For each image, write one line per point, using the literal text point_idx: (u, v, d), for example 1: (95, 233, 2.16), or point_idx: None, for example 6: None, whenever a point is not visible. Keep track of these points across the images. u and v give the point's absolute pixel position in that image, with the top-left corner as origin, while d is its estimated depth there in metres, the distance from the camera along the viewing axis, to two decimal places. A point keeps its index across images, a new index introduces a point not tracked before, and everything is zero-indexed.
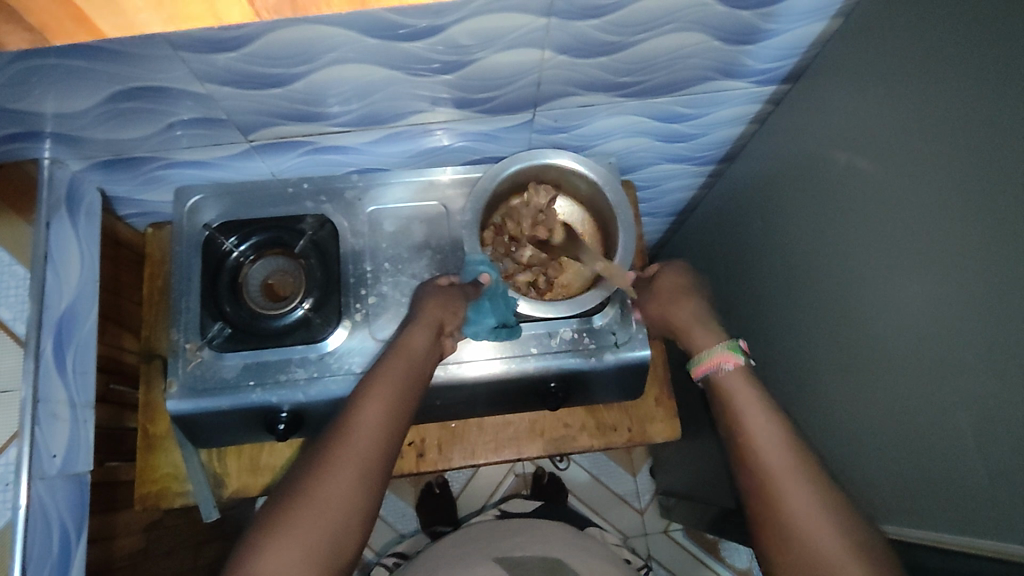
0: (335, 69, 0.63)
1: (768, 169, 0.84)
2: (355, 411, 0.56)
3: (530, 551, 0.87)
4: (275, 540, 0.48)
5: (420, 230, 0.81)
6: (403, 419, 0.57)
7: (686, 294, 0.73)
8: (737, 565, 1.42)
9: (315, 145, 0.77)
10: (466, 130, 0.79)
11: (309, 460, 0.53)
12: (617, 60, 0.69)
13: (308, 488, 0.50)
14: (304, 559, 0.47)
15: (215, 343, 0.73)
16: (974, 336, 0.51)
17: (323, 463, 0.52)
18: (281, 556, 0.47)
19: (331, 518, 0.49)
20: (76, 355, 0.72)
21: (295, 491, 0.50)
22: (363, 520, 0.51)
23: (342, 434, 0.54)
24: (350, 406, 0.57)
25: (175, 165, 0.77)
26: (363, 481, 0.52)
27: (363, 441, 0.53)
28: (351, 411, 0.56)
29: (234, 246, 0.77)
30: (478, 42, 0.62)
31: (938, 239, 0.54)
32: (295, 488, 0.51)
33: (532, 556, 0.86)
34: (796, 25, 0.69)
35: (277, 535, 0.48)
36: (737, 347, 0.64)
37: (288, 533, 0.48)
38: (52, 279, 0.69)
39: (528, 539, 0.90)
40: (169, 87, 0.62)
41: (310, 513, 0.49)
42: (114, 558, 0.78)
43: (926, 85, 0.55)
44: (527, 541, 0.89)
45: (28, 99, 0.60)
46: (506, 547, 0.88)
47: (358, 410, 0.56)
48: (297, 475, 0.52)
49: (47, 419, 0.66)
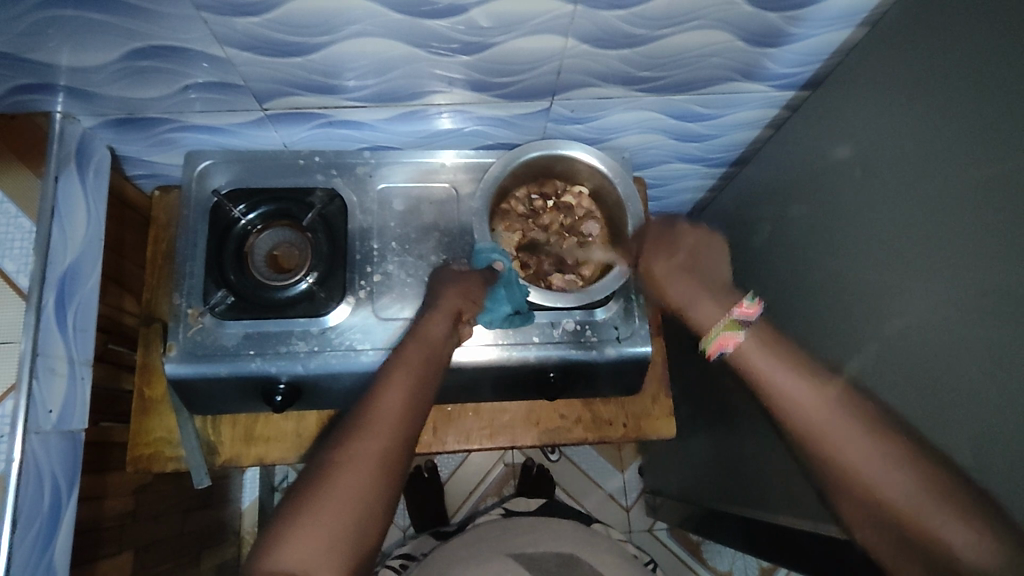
0: (355, 42, 0.62)
1: (781, 175, 0.84)
2: (376, 397, 0.55)
3: (543, 547, 0.88)
4: (297, 531, 0.48)
5: (429, 212, 0.81)
6: (422, 407, 0.56)
7: (686, 272, 0.68)
8: (718, 568, 1.43)
9: (329, 118, 0.77)
10: (481, 114, 0.79)
11: (331, 445, 0.53)
12: (639, 54, 0.69)
13: (329, 474, 0.50)
14: (326, 548, 0.47)
15: (217, 310, 0.73)
16: (978, 356, 0.51)
17: (343, 449, 0.52)
18: (304, 545, 0.47)
19: (352, 506, 0.49)
20: (77, 311, 0.72)
21: (316, 477, 0.50)
22: (382, 513, 0.50)
23: (363, 421, 0.53)
24: (371, 392, 0.56)
25: (188, 128, 0.76)
26: (384, 469, 0.51)
27: (383, 428, 0.53)
28: (371, 397, 0.56)
29: (242, 214, 0.76)
30: (501, 25, 0.62)
31: (951, 258, 0.54)
32: (313, 476, 0.51)
33: (547, 552, 0.87)
34: (820, 31, 0.69)
35: (298, 525, 0.48)
36: (734, 322, 0.63)
37: (310, 520, 0.48)
38: (57, 233, 0.69)
39: (534, 533, 0.90)
40: (186, 47, 0.61)
41: (331, 503, 0.49)
42: (104, 518, 0.78)
43: (949, 100, 0.55)
44: (536, 538, 0.89)
45: (43, 49, 0.60)
46: (517, 542, 0.88)
47: (377, 397, 0.55)
48: (318, 459, 0.52)
49: (44, 373, 0.66)
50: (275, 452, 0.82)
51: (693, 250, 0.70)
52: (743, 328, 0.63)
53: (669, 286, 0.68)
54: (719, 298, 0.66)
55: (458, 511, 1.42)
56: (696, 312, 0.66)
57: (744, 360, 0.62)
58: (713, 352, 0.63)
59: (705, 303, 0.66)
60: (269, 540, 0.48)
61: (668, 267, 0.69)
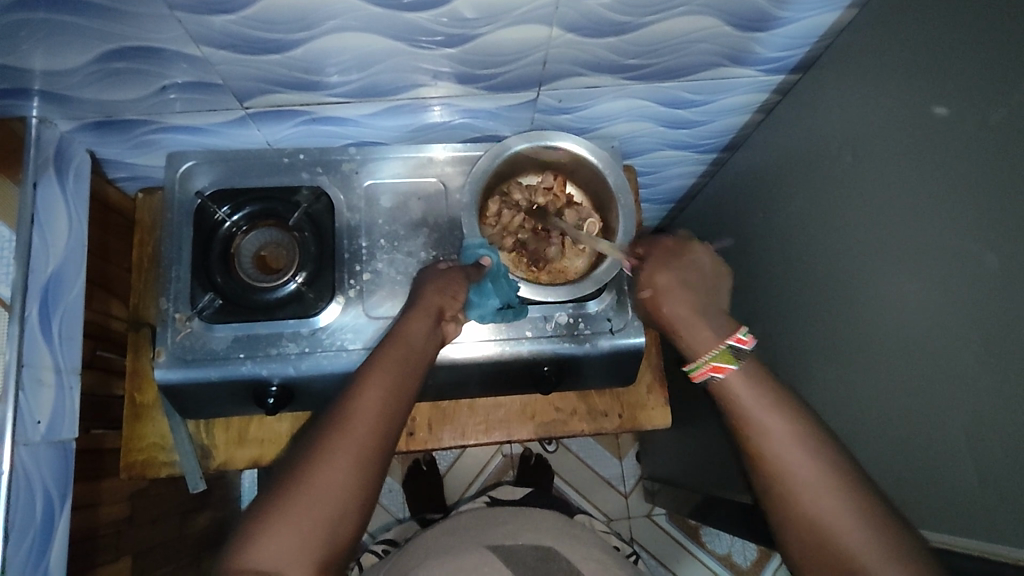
0: (336, 37, 0.61)
1: (772, 161, 0.84)
2: (354, 396, 0.54)
3: (521, 540, 0.85)
4: (270, 529, 0.47)
5: (418, 207, 0.80)
6: (403, 407, 0.55)
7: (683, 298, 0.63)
8: (718, 551, 1.44)
9: (312, 115, 0.75)
10: (466, 106, 0.78)
11: (307, 445, 0.52)
12: (626, 41, 0.68)
13: (305, 475, 0.49)
14: (300, 546, 0.47)
15: (205, 314, 0.71)
16: (974, 343, 0.50)
17: (319, 449, 0.51)
18: (277, 545, 0.47)
19: (327, 507, 0.49)
20: (63, 320, 0.71)
21: (290, 477, 0.50)
22: (358, 511, 0.50)
23: (340, 421, 0.52)
24: (350, 390, 0.55)
25: (168, 130, 0.74)
26: (359, 469, 0.50)
27: (361, 428, 0.52)
28: (349, 396, 0.54)
29: (227, 215, 0.75)
30: (484, 17, 0.60)
31: (946, 245, 0.53)
32: (288, 474, 0.50)
33: (521, 546, 0.84)
34: (809, 14, 0.67)
35: (272, 523, 0.47)
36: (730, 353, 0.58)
37: (284, 520, 0.48)
38: (38, 241, 0.68)
39: (517, 527, 0.88)
40: (162, 48, 0.60)
41: (305, 502, 0.48)
42: (99, 525, 0.77)
43: (941, 83, 0.54)
44: (515, 530, 0.88)
45: (15, 54, 0.58)
46: (496, 535, 0.87)
47: (356, 395, 0.54)
48: (295, 459, 0.51)
49: (31, 384, 0.65)
50: (270, 453, 0.81)
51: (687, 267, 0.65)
52: (739, 361, 0.57)
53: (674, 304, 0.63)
54: (711, 324, 0.61)
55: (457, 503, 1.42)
56: (691, 334, 0.62)
57: (729, 393, 0.56)
58: (700, 376, 0.58)
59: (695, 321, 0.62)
60: (242, 539, 0.48)
61: (672, 277, 0.64)
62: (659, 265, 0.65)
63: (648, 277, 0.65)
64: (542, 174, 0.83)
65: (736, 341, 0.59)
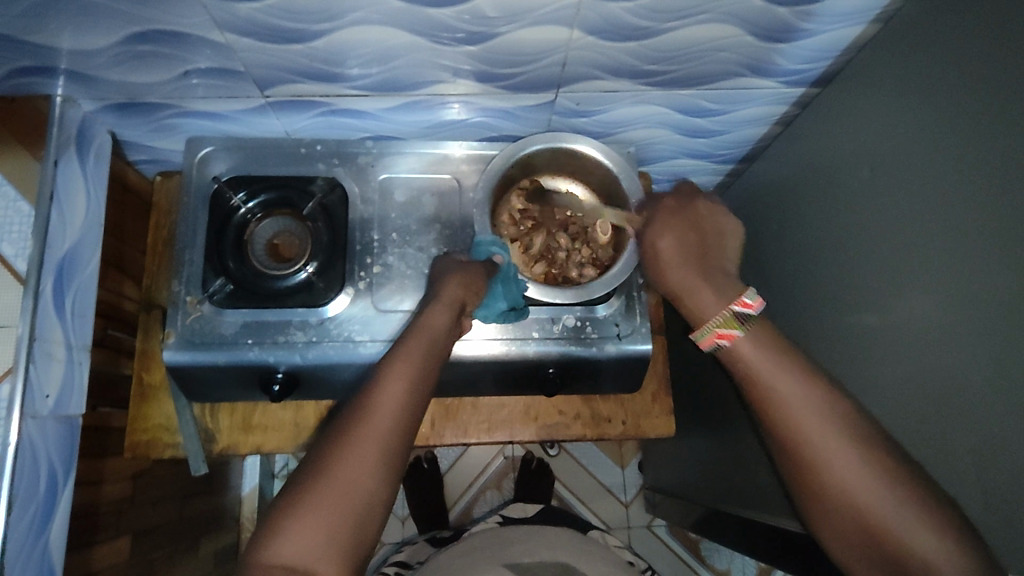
0: (357, 30, 0.61)
1: (788, 174, 0.83)
2: (376, 388, 0.54)
3: (537, 557, 0.87)
4: (296, 525, 0.47)
5: (431, 203, 0.80)
6: (422, 400, 0.55)
7: (682, 261, 0.63)
8: (717, 566, 1.44)
9: (331, 107, 0.76)
10: (484, 105, 0.78)
11: (328, 438, 0.52)
12: (646, 47, 0.67)
13: (328, 470, 0.49)
14: (327, 542, 0.47)
15: (216, 298, 0.72)
16: (986, 366, 0.50)
17: (342, 444, 0.50)
18: (303, 540, 0.47)
19: (353, 500, 0.49)
20: (76, 297, 0.72)
21: (315, 469, 0.50)
22: (382, 509, 0.50)
23: (361, 415, 0.52)
24: (371, 381, 0.55)
25: (189, 114, 0.75)
26: (383, 464, 0.51)
27: (383, 421, 0.52)
28: (370, 388, 0.54)
29: (242, 202, 0.75)
30: (505, 16, 0.61)
31: (961, 264, 0.53)
32: (310, 469, 0.50)
33: (540, 563, 0.86)
34: (832, 27, 0.67)
35: (297, 520, 0.47)
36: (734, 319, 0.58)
37: (311, 511, 0.48)
38: (57, 217, 0.69)
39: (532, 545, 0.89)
40: (186, 33, 0.61)
41: (330, 499, 0.48)
42: (100, 502, 0.78)
43: (962, 101, 0.53)
44: (534, 546, 0.89)
45: (44, 32, 0.59)
46: (515, 553, 0.87)
47: (378, 388, 0.54)
48: (317, 450, 0.51)
49: (42, 358, 0.66)
50: (273, 441, 0.82)
51: (703, 229, 0.66)
52: (745, 327, 0.57)
53: (668, 274, 0.64)
54: (720, 288, 0.61)
55: (456, 502, 1.42)
56: (697, 301, 0.61)
57: (738, 359, 0.57)
58: (706, 344, 0.59)
59: (701, 293, 0.61)
60: (267, 532, 0.47)
61: (673, 243, 0.65)
62: (662, 228, 0.66)
63: (651, 242, 0.66)
64: (560, 177, 0.84)
65: (742, 306, 0.58)
